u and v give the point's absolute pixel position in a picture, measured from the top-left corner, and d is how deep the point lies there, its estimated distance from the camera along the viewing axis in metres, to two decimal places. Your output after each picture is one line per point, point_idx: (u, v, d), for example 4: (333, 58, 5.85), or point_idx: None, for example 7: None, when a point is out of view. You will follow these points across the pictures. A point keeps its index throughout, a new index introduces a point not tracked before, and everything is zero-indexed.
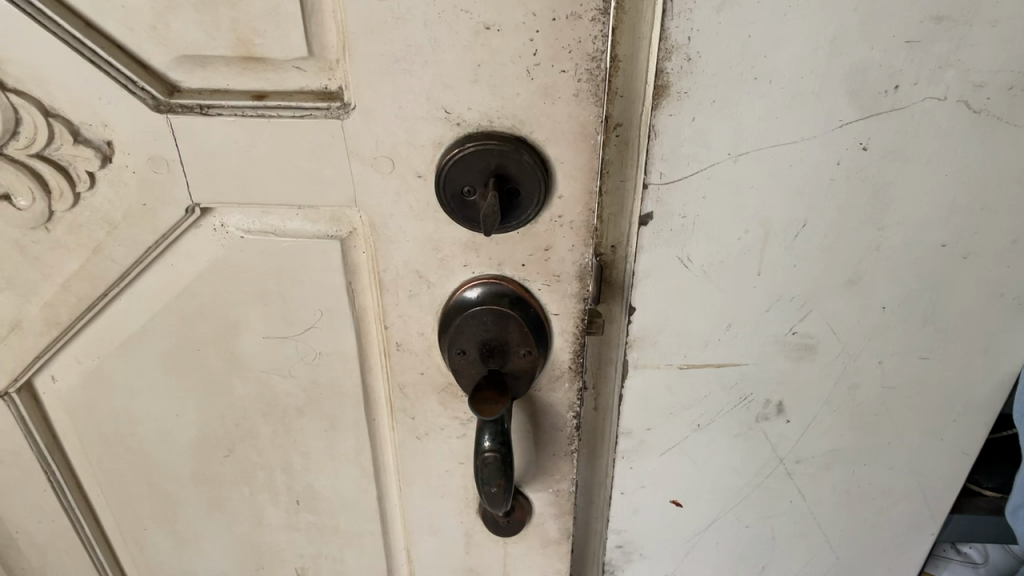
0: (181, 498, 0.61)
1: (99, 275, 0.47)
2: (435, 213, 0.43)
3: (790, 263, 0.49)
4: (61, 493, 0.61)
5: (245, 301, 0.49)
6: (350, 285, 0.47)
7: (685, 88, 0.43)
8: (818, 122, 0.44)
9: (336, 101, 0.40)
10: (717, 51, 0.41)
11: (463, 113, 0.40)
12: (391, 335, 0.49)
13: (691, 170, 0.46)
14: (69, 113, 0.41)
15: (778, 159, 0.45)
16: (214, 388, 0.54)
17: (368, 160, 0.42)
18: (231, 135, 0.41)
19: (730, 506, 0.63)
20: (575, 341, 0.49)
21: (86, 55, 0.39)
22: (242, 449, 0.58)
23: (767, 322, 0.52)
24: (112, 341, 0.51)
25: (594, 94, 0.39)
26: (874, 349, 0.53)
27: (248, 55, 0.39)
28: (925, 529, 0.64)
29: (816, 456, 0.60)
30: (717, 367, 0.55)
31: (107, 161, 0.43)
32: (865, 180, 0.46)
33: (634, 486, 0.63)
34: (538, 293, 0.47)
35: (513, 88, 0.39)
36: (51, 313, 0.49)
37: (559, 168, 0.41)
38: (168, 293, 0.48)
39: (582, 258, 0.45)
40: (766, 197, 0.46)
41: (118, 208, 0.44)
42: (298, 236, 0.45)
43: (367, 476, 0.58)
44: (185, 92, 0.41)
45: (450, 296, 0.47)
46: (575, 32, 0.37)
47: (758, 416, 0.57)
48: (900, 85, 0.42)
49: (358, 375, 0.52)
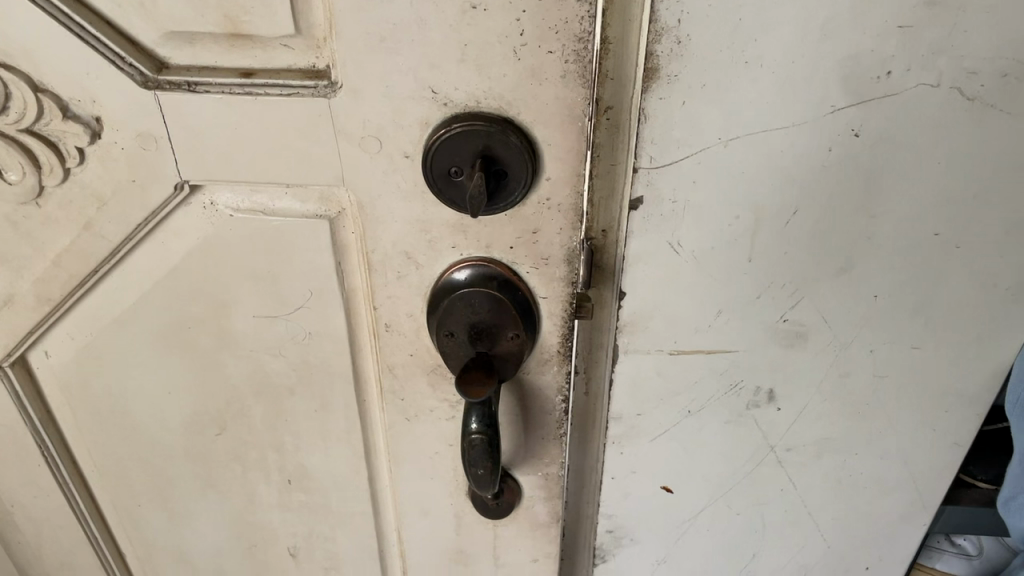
0: (174, 474, 0.62)
1: (90, 253, 0.47)
2: (423, 193, 0.43)
3: (781, 249, 0.49)
4: (55, 468, 0.62)
5: (237, 279, 0.49)
6: (339, 265, 0.48)
7: (675, 72, 0.42)
8: (810, 108, 0.43)
9: (324, 79, 0.40)
10: (709, 34, 0.41)
11: (450, 94, 0.39)
12: (381, 316, 0.49)
13: (681, 154, 0.45)
14: (57, 88, 0.41)
15: (769, 144, 0.45)
16: (207, 366, 0.54)
17: (355, 139, 0.41)
18: (218, 112, 0.41)
19: (721, 493, 0.64)
20: (564, 325, 0.49)
21: (73, 29, 0.39)
22: (234, 427, 0.58)
23: (758, 309, 0.52)
24: (105, 316, 0.52)
25: (582, 75, 0.38)
26: (866, 337, 0.53)
27: (236, 32, 0.39)
28: (917, 519, 0.64)
29: (807, 443, 0.60)
30: (708, 354, 0.55)
31: (97, 137, 0.43)
32: (857, 166, 0.45)
33: (624, 472, 0.63)
34: (527, 276, 0.47)
35: (500, 69, 0.39)
36: (43, 288, 0.50)
37: (547, 150, 0.41)
38: (159, 269, 0.49)
39: (570, 242, 0.45)
40: (758, 183, 0.46)
41: (107, 184, 0.44)
42: (286, 216, 0.46)
43: (358, 456, 0.59)
44: (173, 69, 0.41)
45: (439, 278, 0.47)
46: (563, 12, 0.36)
47: (749, 404, 0.58)
48: (893, 71, 0.42)
49: (348, 355, 0.52)
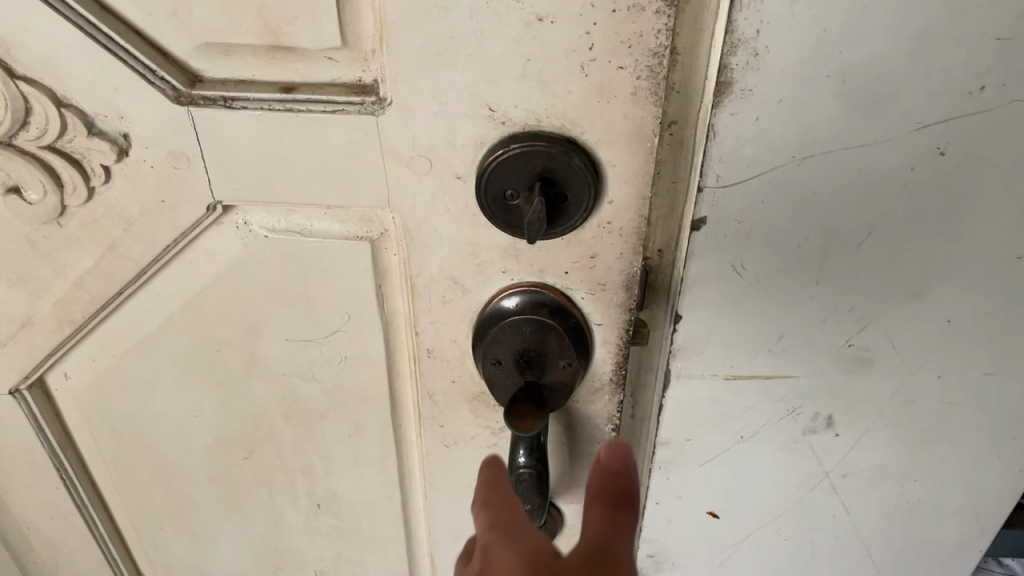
0: (198, 497, 0.59)
1: (115, 274, 0.44)
2: (474, 216, 0.40)
3: (852, 272, 0.46)
4: (74, 491, 0.59)
5: (269, 302, 0.46)
6: (380, 287, 0.45)
7: (750, 86, 0.39)
8: (893, 125, 0.40)
9: (371, 95, 0.37)
10: (789, 46, 0.38)
11: (509, 111, 0.36)
12: (422, 341, 0.46)
13: (751, 172, 0.42)
14: (82, 103, 0.38)
15: (847, 162, 0.41)
16: (235, 389, 0.51)
17: (404, 159, 0.38)
18: (256, 130, 0.38)
19: (771, 519, 0.60)
20: (619, 353, 0.46)
21: (101, 41, 0.36)
22: (262, 452, 0.55)
23: (823, 334, 0.49)
24: (128, 338, 0.49)
25: (654, 93, 0.35)
26: (935, 364, 0.50)
27: (277, 44, 0.36)
28: (974, 547, 0.61)
29: (865, 470, 0.57)
30: (767, 380, 0.51)
31: (124, 155, 0.39)
32: (940, 187, 0.42)
33: (670, 498, 0.60)
34: (582, 302, 0.43)
35: (565, 85, 0.35)
36: (63, 310, 0.47)
37: (610, 171, 0.38)
38: (187, 291, 0.46)
39: (630, 266, 0.42)
40: (831, 203, 0.43)
41: (135, 203, 0.41)
42: (326, 237, 0.43)
43: (391, 480, 0.56)
44: (208, 83, 0.37)
45: (487, 303, 0.44)
46: (638, 25, 0.33)
47: (806, 429, 0.54)
48: (987, 86, 0.39)
49: (385, 380, 0.49)
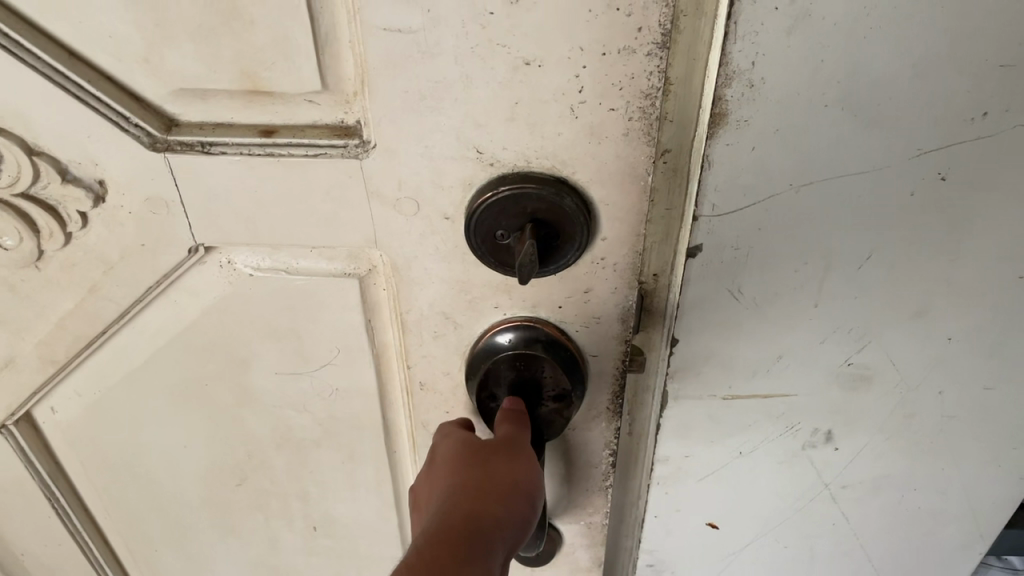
0: (192, 523, 0.58)
1: (96, 315, 0.43)
2: (463, 254, 0.39)
3: (852, 295, 0.43)
4: (67, 518, 0.59)
5: (257, 338, 0.45)
6: (369, 322, 0.44)
7: (745, 116, 0.37)
8: (893, 150, 0.37)
9: (354, 138, 0.36)
10: (786, 76, 0.35)
11: (498, 153, 0.35)
12: (414, 375, 0.45)
13: (747, 201, 0.40)
14: (55, 150, 0.37)
15: (847, 190, 0.39)
16: (225, 421, 0.50)
17: (390, 201, 0.37)
18: (236, 175, 0.37)
19: (771, 527, 0.57)
20: (615, 381, 0.45)
21: (71, 90, 0.35)
22: (254, 479, 0.54)
23: (821, 354, 0.46)
24: (114, 375, 0.48)
25: (647, 133, 0.34)
26: (935, 380, 0.47)
27: (254, 89, 0.34)
28: (974, 549, 0.58)
29: (865, 480, 0.54)
30: (765, 399, 0.49)
31: (100, 201, 0.38)
32: (941, 211, 0.40)
33: (668, 510, 0.57)
34: (576, 334, 0.42)
35: (555, 127, 0.34)
36: (46, 350, 0.46)
37: (603, 210, 0.37)
38: (171, 330, 0.45)
39: (625, 300, 0.41)
40: (828, 228, 0.40)
41: (114, 247, 0.40)
42: (312, 275, 0.41)
43: (387, 504, 0.55)
44: (184, 127, 0.36)
45: (480, 337, 0.43)
46: (628, 67, 0.32)
47: (805, 444, 0.51)
48: (990, 112, 0.36)
49: (378, 409, 0.48)
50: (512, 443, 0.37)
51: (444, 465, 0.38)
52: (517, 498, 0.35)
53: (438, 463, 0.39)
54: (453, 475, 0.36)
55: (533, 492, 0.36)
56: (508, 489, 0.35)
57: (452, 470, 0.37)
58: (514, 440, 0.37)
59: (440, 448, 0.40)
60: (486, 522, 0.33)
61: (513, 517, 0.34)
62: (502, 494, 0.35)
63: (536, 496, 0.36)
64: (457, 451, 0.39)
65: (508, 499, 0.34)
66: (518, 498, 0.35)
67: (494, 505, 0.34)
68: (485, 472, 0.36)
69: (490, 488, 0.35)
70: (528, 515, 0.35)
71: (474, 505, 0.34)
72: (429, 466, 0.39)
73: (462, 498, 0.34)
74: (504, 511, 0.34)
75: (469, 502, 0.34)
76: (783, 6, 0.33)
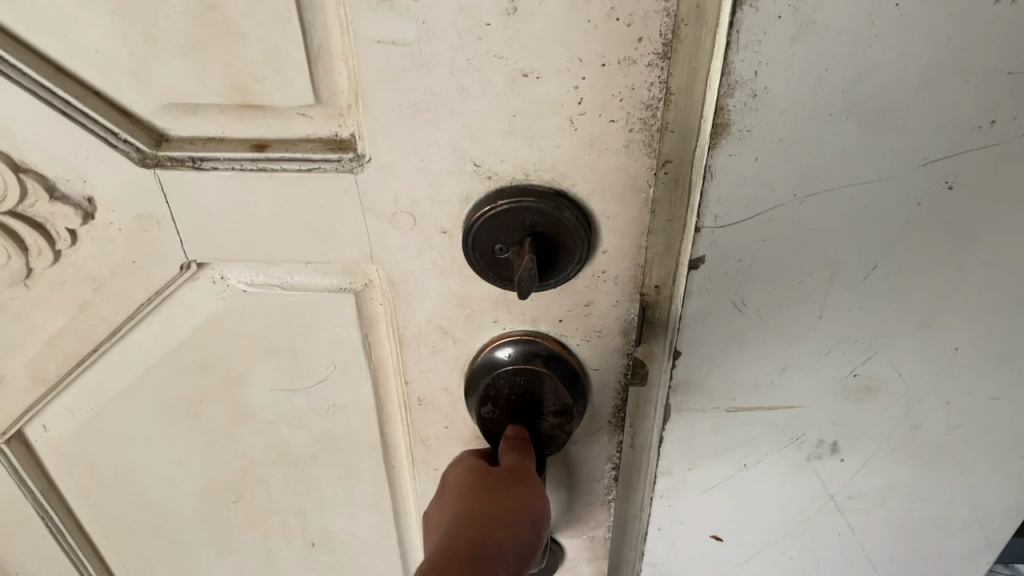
0: (188, 540, 0.57)
1: (87, 334, 0.42)
2: (461, 268, 0.38)
3: (857, 306, 0.42)
4: (62, 536, 0.58)
5: (251, 354, 0.44)
6: (366, 336, 0.43)
7: (747, 127, 0.36)
8: (898, 160, 0.37)
9: (348, 152, 0.35)
10: (789, 86, 0.34)
11: (495, 166, 0.34)
12: (412, 390, 0.44)
13: (750, 213, 0.39)
14: (42, 168, 0.36)
15: (852, 200, 0.38)
16: (220, 438, 0.50)
17: (386, 215, 0.36)
18: (228, 191, 0.36)
19: (776, 540, 0.56)
20: (617, 395, 0.44)
21: (58, 106, 0.34)
22: (251, 496, 0.53)
23: (827, 365, 0.45)
24: (106, 394, 0.47)
25: (648, 144, 0.33)
26: (942, 390, 0.47)
27: (246, 102, 0.34)
28: (982, 559, 0.57)
29: (871, 491, 0.53)
30: (769, 411, 0.48)
31: (90, 218, 0.38)
32: (947, 220, 0.39)
33: (672, 523, 0.56)
34: (577, 348, 0.41)
35: (554, 139, 0.33)
36: (37, 368, 0.45)
37: (604, 223, 0.36)
38: (164, 347, 0.44)
39: (627, 314, 0.40)
40: (832, 238, 0.40)
41: (104, 265, 0.39)
42: (308, 290, 0.41)
43: (386, 519, 0.54)
44: (174, 142, 0.35)
45: (479, 352, 0.42)
46: (628, 78, 0.31)
47: (810, 455, 0.51)
48: (997, 119, 0.35)
49: (376, 424, 0.47)
50: (517, 474, 0.38)
51: (452, 502, 0.39)
52: (521, 526, 0.35)
53: (447, 494, 0.40)
54: (460, 507, 0.37)
55: (537, 522, 0.36)
56: (512, 517, 0.36)
57: (459, 502, 0.38)
58: (518, 471, 0.38)
59: (448, 487, 0.41)
60: (490, 544, 0.33)
61: (517, 543, 0.34)
62: (507, 522, 0.35)
63: (538, 524, 0.36)
64: (464, 486, 0.39)
65: (511, 526, 0.35)
66: (521, 525, 0.35)
67: (498, 531, 0.34)
68: (490, 502, 0.37)
69: (494, 516, 0.35)
70: (532, 541, 0.35)
71: (478, 532, 0.34)
72: (438, 507, 0.40)
73: (467, 526, 0.35)
74: (508, 537, 0.34)
75: (474, 528, 0.34)
76: (786, 15, 0.32)
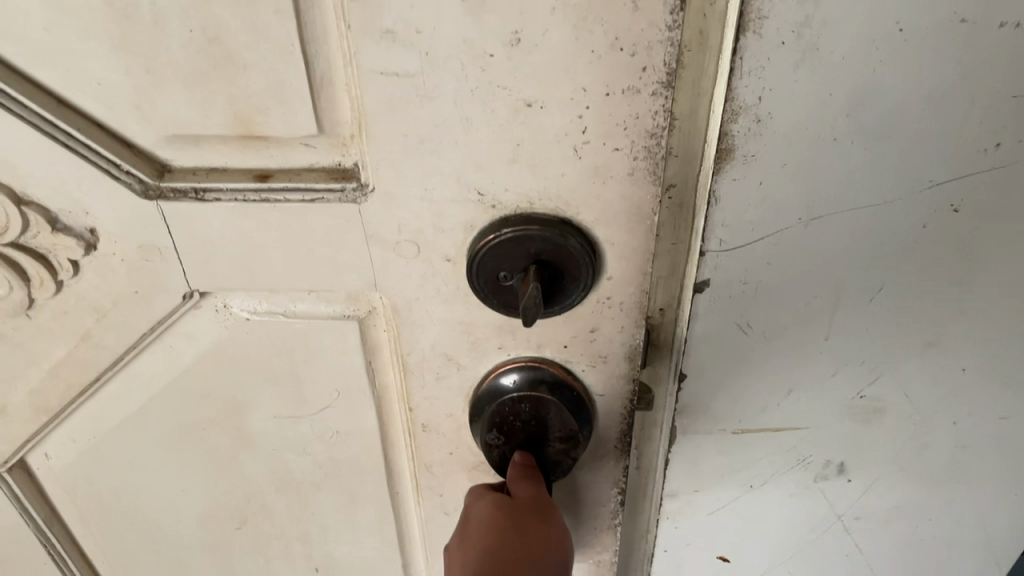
0: (191, 566, 0.57)
1: (90, 363, 0.42)
2: (466, 296, 0.38)
3: (864, 327, 0.42)
4: (64, 563, 0.57)
5: (254, 382, 0.44)
6: (370, 363, 0.42)
7: (752, 151, 0.36)
8: (903, 183, 0.36)
9: (352, 181, 0.35)
10: (793, 111, 0.34)
11: (499, 195, 0.34)
12: (416, 417, 0.44)
13: (755, 236, 0.39)
14: (44, 199, 0.36)
15: (857, 223, 0.38)
16: (223, 465, 0.49)
17: (389, 244, 0.36)
18: (231, 221, 0.36)
19: (783, 560, 0.56)
20: (623, 419, 0.43)
21: (59, 138, 0.34)
22: (254, 522, 0.53)
23: (833, 386, 0.45)
24: (108, 422, 0.47)
25: (653, 171, 0.33)
26: (950, 409, 0.46)
27: (248, 133, 0.33)
28: None
29: (878, 511, 0.52)
30: (776, 433, 0.48)
31: (92, 249, 0.38)
32: (954, 243, 0.39)
33: (678, 544, 0.56)
34: (582, 374, 0.41)
35: (558, 168, 0.33)
36: (39, 397, 0.45)
37: (609, 250, 0.36)
38: (166, 376, 0.44)
39: (632, 340, 0.40)
40: (838, 261, 0.39)
41: (107, 295, 0.39)
42: (311, 317, 0.40)
43: (390, 544, 0.54)
44: (176, 173, 0.35)
45: (484, 379, 0.41)
46: (632, 107, 0.31)
47: (818, 476, 0.50)
48: (1002, 142, 0.35)
49: (380, 450, 0.47)
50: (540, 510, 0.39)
51: (476, 529, 0.40)
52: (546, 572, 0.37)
53: (471, 514, 0.42)
54: (486, 539, 0.39)
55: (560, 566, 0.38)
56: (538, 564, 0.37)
57: (482, 524, 0.40)
58: (541, 508, 0.39)
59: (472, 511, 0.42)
60: None
61: None
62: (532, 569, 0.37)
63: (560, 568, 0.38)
64: (487, 513, 0.41)
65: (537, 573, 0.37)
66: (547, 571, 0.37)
67: None
68: (515, 542, 0.38)
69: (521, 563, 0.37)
70: None
71: None
72: (463, 530, 0.41)
73: (494, 565, 0.37)
74: None
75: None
76: (790, 41, 0.32)
